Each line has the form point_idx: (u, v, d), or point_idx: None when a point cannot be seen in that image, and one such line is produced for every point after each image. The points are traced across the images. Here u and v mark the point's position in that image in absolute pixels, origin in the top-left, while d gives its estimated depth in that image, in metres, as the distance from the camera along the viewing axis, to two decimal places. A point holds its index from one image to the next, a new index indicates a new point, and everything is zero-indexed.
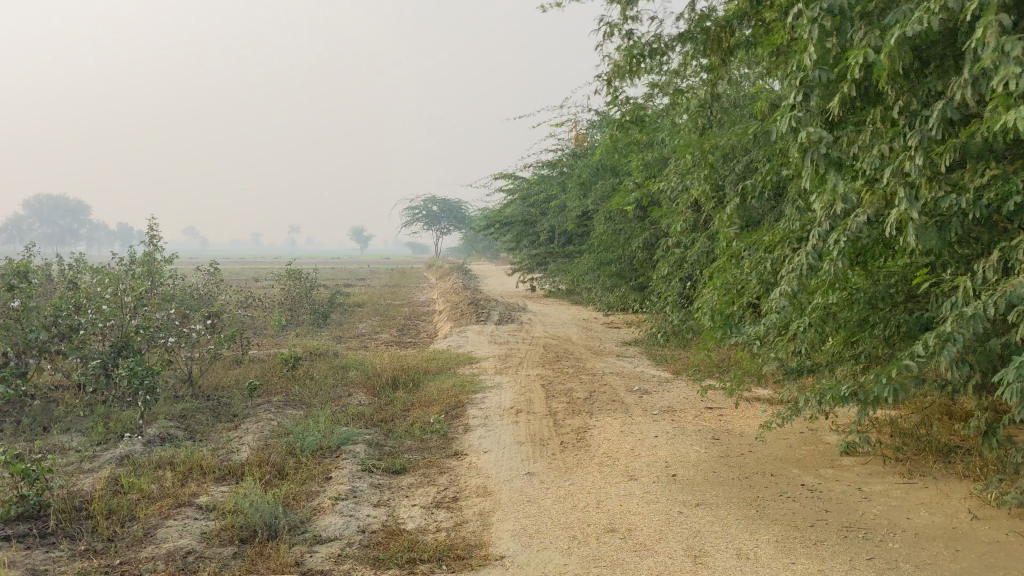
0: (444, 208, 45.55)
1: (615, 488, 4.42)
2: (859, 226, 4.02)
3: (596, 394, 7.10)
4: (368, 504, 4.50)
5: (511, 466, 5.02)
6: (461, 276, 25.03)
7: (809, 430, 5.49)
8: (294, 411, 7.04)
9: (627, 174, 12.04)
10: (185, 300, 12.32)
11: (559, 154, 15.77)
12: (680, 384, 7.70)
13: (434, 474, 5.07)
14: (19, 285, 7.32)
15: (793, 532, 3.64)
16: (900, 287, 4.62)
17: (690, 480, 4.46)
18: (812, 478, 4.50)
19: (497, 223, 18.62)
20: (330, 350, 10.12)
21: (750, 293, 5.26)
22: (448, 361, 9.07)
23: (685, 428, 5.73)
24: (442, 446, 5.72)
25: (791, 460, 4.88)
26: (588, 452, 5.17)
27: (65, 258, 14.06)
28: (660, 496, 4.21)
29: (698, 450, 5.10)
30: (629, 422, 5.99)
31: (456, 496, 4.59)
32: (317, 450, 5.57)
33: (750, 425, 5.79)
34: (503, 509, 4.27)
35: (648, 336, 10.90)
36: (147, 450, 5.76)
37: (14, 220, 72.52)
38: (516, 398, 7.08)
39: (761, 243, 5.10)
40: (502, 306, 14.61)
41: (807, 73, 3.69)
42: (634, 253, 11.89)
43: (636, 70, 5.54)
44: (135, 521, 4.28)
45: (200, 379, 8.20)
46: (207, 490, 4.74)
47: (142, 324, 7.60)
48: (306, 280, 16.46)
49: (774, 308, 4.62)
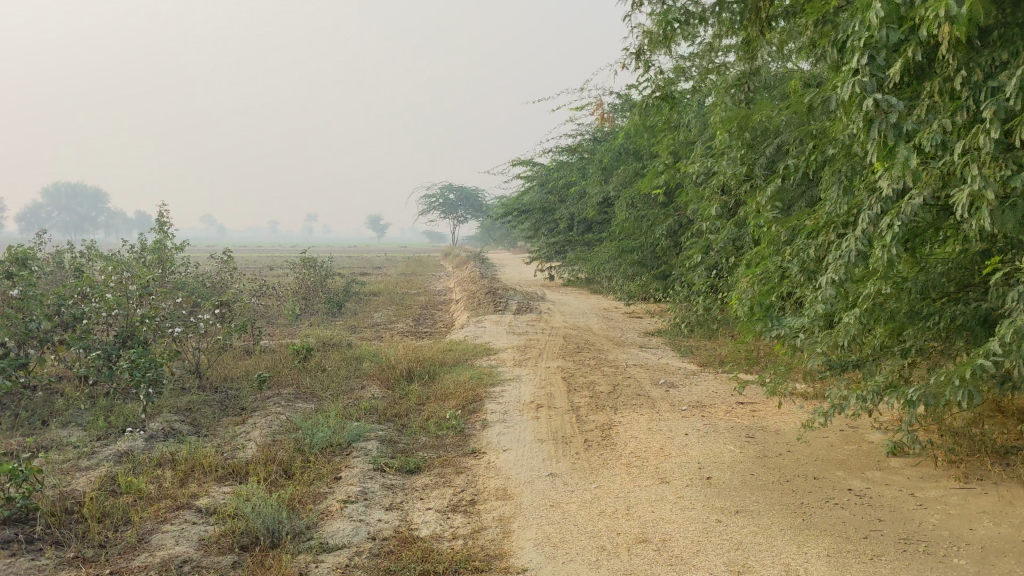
0: (461, 196, 45.25)
1: (645, 492, 4.08)
2: (916, 209, 3.68)
3: (620, 388, 6.77)
4: (379, 508, 4.18)
5: (532, 466, 4.70)
6: (477, 264, 24.76)
7: (850, 429, 5.14)
8: (304, 404, 6.76)
9: (651, 159, 11.66)
10: (197, 288, 12.08)
11: (579, 139, 15.40)
12: (708, 378, 7.35)
13: (450, 474, 4.75)
14: (21, 272, 7.06)
15: (845, 545, 3.30)
16: (955, 277, 4.25)
17: (726, 483, 4.12)
18: (860, 482, 4.15)
19: (515, 210, 18.28)
20: (343, 340, 9.85)
21: (791, 282, 4.91)
22: (465, 352, 8.77)
23: (717, 426, 5.39)
24: (458, 443, 5.40)
25: (834, 461, 4.53)
26: (614, 451, 4.85)
27: (76, 246, 13.86)
28: (694, 502, 3.87)
29: (733, 450, 4.76)
30: (657, 418, 5.66)
31: (474, 500, 4.27)
32: (326, 447, 5.28)
33: (786, 423, 5.44)
34: (525, 515, 3.94)
35: (672, 326, 10.56)
36: (149, 446, 5.48)
37: (33, 209, 72.74)
38: (536, 392, 6.76)
39: (804, 228, 4.75)
40: (520, 296, 14.28)
41: (868, 36, 3.33)
42: (656, 241, 11.54)
43: (667, 41, 5.20)
44: (129, 525, 3.99)
45: (209, 370, 7.93)
46: (208, 491, 4.44)
47: (148, 314, 7.33)
48: (321, 269, 16.19)
49: (819, 298, 4.27)
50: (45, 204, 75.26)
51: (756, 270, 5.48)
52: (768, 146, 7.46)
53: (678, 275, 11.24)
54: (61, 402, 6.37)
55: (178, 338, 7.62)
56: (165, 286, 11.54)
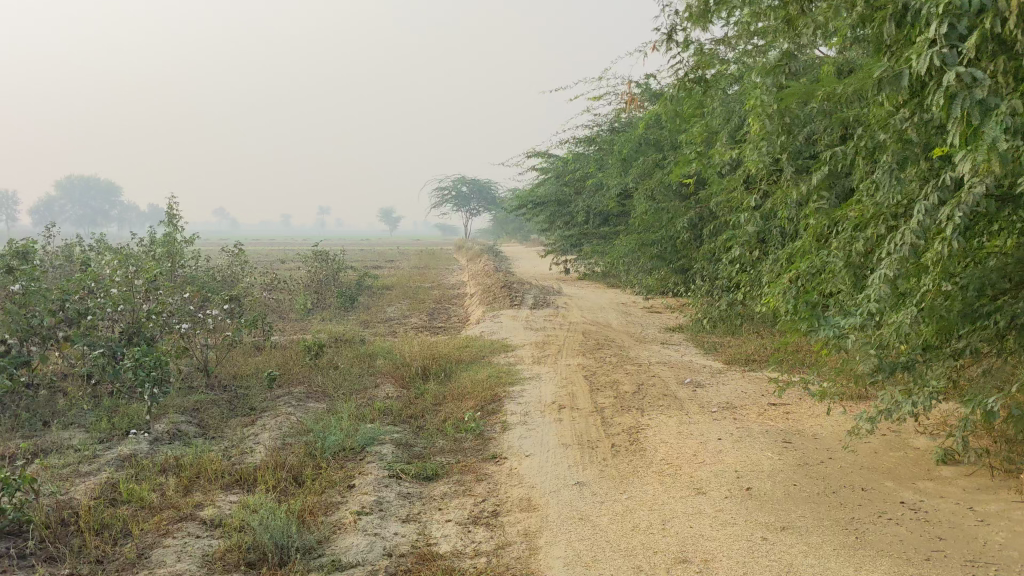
0: (474, 189, 44.97)
1: (682, 504, 3.79)
2: (977, 199, 3.32)
3: (645, 388, 6.48)
4: (395, 520, 3.91)
5: (557, 474, 4.42)
6: (491, 258, 24.49)
7: (894, 434, 4.83)
8: (316, 404, 6.50)
9: (673, 150, 11.33)
10: (207, 282, 11.84)
11: (596, 130, 15.07)
12: (736, 377, 7.04)
13: (470, 482, 4.47)
14: (23, 266, 6.81)
15: (908, 569, 3.01)
16: (1014, 274, 3.93)
17: (768, 496, 3.83)
18: (912, 494, 3.85)
19: (530, 203, 17.99)
20: (356, 336, 9.59)
21: (834, 279, 4.59)
22: (481, 349, 8.49)
23: (752, 430, 5.09)
24: (478, 447, 5.12)
25: (881, 470, 4.23)
26: (644, 457, 4.56)
27: (85, 238, 13.65)
28: (735, 517, 3.58)
29: (771, 457, 4.47)
30: (686, 420, 5.37)
31: (496, 511, 4.00)
32: (339, 452, 5.01)
33: (825, 427, 5.14)
34: (552, 529, 3.67)
35: (693, 322, 10.25)
36: (153, 449, 5.23)
37: (47, 202, 72.72)
38: (557, 392, 6.47)
39: (849, 220, 4.46)
40: (536, 290, 14.00)
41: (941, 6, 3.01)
42: (677, 234, 11.22)
43: (705, 17, 4.92)
44: (129, 539, 3.74)
45: (217, 368, 7.68)
46: (213, 500, 4.19)
47: (155, 309, 7.08)
48: (333, 262, 15.93)
49: (868, 296, 3.95)
50: (58, 197, 75.32)
51: (797, 263, 5.18)
52: (801, 132, 7.13)
53: (700, 269, 10.91)
54: (63, 402, 6.13)
55: (185, 334, 7.36)
56: (174, 280, 11.30)
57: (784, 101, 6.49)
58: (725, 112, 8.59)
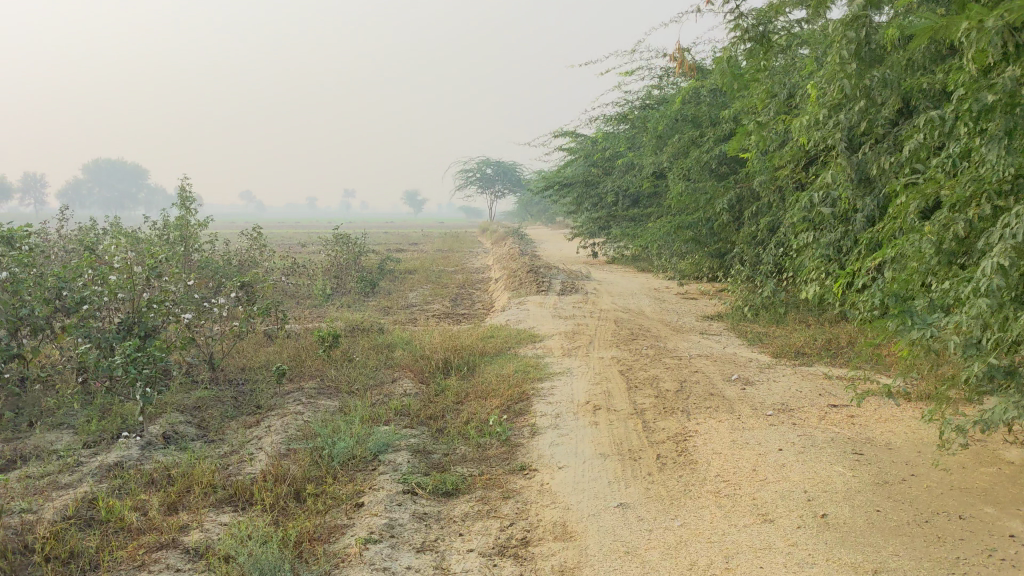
0: (499, 171, 44.34)
1: (747, 536, 3.21)
2: None
3: (688, 386, 5.88)
4: (408, 550, 3.35)
5: (595, 492, 3.84)
6: (516, 241, 23.93)
7: (981, 445, 4.20)
8: (327, 402, 5.96)
9: (712, 126, 10.67)
10: (222, 267, 11.35)
11: (628, 106, 14.38)
12: (787, 374, 6.41)
13: (494, 500, 3.90)
14: (12, 252, 6.28)
15: None
16: None
17: (849, 526, 3.24)
18: (1021, 524, 3.23)
19: (557, 184, 17.37)
20: (375, 324, 9.04)
21: (928, 267, 4.02)
22: (507, 339, 7.92)
23: (816, 438, 4.49)
24: (504, 456, 4.55)
25: (978, 491, 3.60)
26: (697, 473, 3.98)
27: (100, 222, 13.21)
28: (813, 555, 3.00)
29: (844, 474, 3.88)
30: (739, 426, 4.76)
31: (526, 538, 3.42)
32: (349, 461, 4.46)
33: (899, 436, 4.51)
34: (593, 565, 3.09)
35: (734, 310, 9.60)
36: (144, 456, 4.70)
37: (73, 185, 72.97)
38: (591, 390, 5.88)
39: (944, 199, 3.93)
40: (564, 274, 13.39)
41: None
42: (715, 216, 10.56)
43: None
44: (99, 572, 3.20)
45: (224, 360, 7.16)
46: (201, 522, 3.65)
47: (156, 298, 6.54)
48: (354, 246, 15.38)
49: (970, 287, 3.37)
50: (84, 180, 75.32)
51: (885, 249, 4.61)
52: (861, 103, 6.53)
53: (739, 253, 10.26)
54: (52, 398, 5.60)
55: (189, 324, 6.83)
56: (187, 264, 10.79)
57: (849, 66, 5.89)
58: (776, 83, 7.99)
